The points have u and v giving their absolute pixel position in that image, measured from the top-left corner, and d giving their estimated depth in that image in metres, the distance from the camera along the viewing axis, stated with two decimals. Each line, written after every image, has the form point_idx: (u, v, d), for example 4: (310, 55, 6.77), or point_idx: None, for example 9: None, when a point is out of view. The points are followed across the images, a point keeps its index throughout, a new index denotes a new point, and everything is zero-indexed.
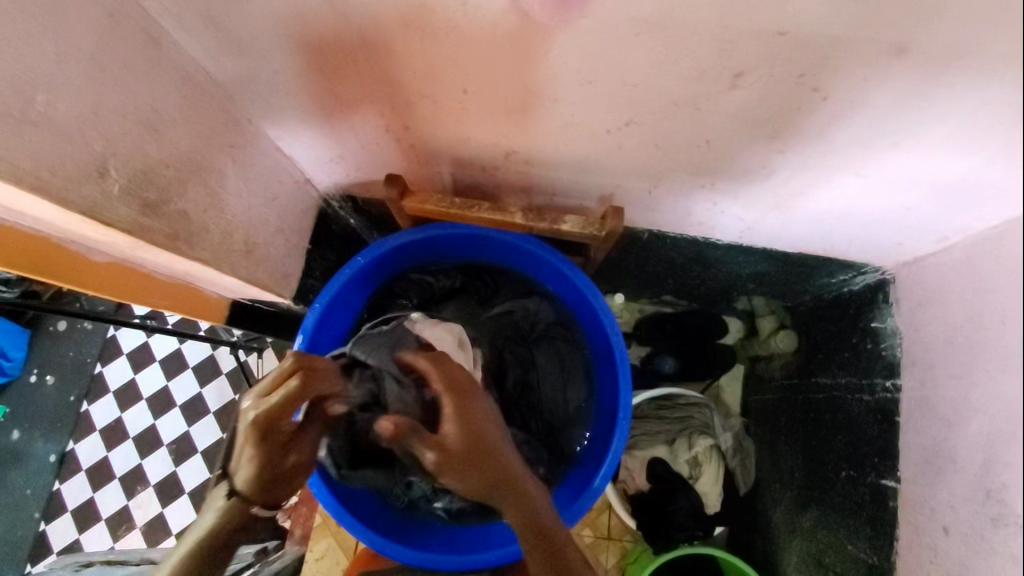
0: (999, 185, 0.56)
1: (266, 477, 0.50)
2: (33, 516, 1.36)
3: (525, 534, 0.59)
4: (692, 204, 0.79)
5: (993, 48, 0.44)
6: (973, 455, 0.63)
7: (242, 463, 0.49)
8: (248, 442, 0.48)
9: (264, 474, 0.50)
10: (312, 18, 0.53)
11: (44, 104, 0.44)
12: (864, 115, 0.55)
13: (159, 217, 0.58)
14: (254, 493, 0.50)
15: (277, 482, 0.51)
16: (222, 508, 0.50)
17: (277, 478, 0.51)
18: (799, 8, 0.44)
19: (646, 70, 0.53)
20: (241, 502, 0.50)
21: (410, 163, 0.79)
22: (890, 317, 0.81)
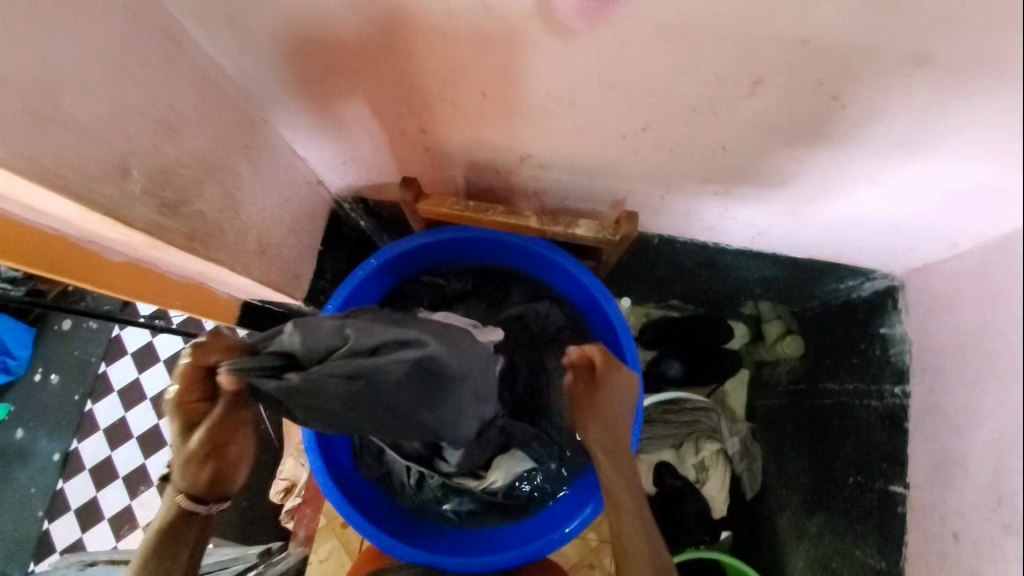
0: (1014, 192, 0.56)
1: (179, 449, 0.62)
2: (36, 515, 1.36)
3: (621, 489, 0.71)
4: (704, 209, 0.79)
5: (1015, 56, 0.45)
6: (984, 463, 0.63)
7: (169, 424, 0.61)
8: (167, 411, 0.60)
9: (178, 451, 0.62)
10: (333, 21, 0.54)
11: (69, 104, 0.44)
12: (880, 122, 0.55)
13: (177, 217, 0.58)
14: (181, 472, 0.63)
15: (186, 459, 0.63)
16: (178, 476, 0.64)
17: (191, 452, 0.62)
18: (820, 16, 0.44)
19: (666, 75, 0.54)
20: (184, 474, 0.63)
21: (423, 166, 0.79)
22: (899, 322, 0.82)
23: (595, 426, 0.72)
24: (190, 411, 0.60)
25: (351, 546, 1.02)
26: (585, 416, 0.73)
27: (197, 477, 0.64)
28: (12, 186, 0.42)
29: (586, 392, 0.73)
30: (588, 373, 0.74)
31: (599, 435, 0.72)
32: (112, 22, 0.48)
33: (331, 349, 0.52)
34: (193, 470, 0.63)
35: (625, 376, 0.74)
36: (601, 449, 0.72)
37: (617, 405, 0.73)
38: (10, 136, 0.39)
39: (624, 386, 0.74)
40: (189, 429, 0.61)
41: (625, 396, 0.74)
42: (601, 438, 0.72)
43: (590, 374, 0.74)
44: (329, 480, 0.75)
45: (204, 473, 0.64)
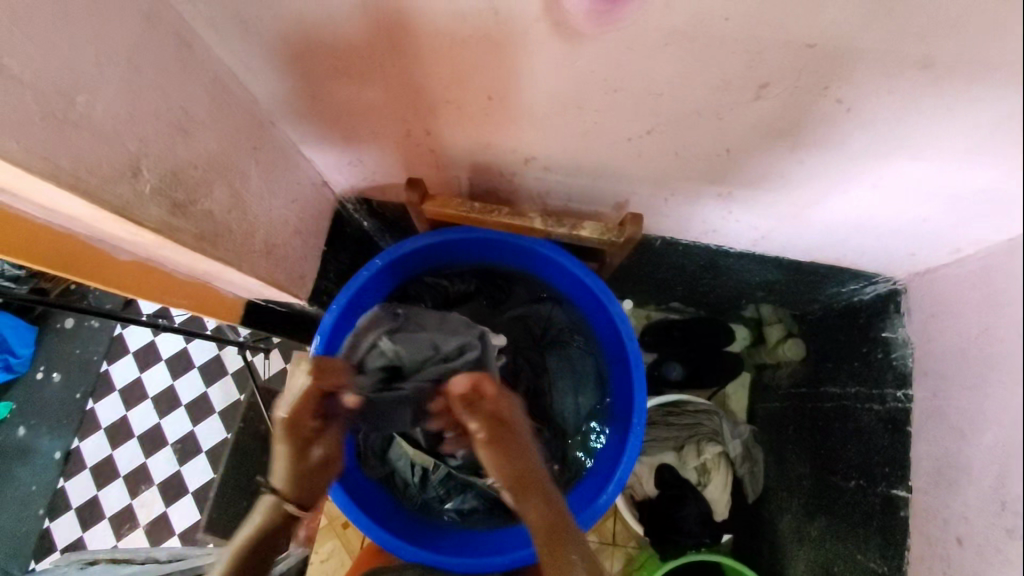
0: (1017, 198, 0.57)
1: (294, 457, 0.65)
2: (37, 513, 1.36)
3: (543, 528, 0.66)
4: (707, 212, 0.80)
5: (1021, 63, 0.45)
6: (988, 467, 0.64)
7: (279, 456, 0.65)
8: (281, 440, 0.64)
9: (290, 460, 0.65)
10: (344, 24, 0.54)
11: (83, 105, 0.45)
12: (884, 128, 0.55)
13: (187, 217, 0.58)
14: (292, 481, 0.65)
15: (302, 466, 0.65)
16: (289, 484, 0.65)
17: (307, 455, 0.65)
18: (828, 21, 0.45)
19: (673, 79, 0.54)
20: (297, 480, 0.65)
21: (429, 167, 0.79)
22: (902, 326, 0.82)
23: (500, 461, 0.68)
24: (306, 420, 0.65)
25: (351, 547, 1.03)
26: (489, 453, 0.68)
27: (308, 490, 0.66)
28: (26, 184, 0.43)
29: (483, 432, 0.67)
30: (476, 407, 0.67)
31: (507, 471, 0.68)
32: (124, 23, 0.49)
33: (419, 354, 0.79)
34: (306, 473, 0.65)
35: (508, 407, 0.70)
36: (518, 485, 0.68)
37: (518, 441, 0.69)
38: (26, 136, 0.40)
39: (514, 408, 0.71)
40: (307, 435, 0.65)
41: (519, 422, 0.70)
42: (511, 473, 0.68)
43: (477, 407, 0.67)
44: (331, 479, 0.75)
45: (315, 476, 0.67)
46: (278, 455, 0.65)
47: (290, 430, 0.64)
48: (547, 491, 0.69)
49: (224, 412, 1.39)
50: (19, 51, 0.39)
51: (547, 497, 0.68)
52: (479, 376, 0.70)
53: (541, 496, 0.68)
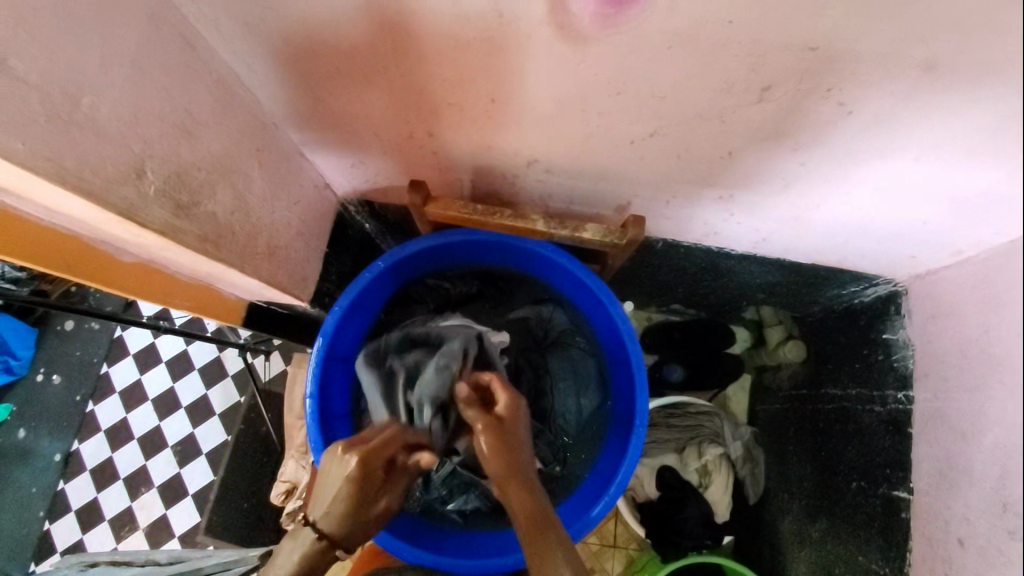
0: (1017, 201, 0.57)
1: (359, 499, 0.57)
2: (37, 515, 1.36)
3: (529, 522, 0.61)
4: (708, 215, 0.80)
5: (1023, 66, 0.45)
6: (990, 468, 0.64)
7: (337, 502, 0.55)
8: (348, 484, 0.56)
9: (353, 501, 0.56)
10: (349, 27, 0.54)
11: (88, 106, 0.45)
12: (886, 131, 0.56)
13: (191, 219, 0.58)
14: (348, 522, 0.56)
15: (361, 509, 0.57)
16: (341, 527, 0.56)
17: (372, 502, 0.58)
18: (830, 25, 0.45)
19: (676, 82, 0.54)
20: (353, 521, 0.56)
21: (431, 169, 0.80)
22: (902, 328, 0.82)
23: (491, 447, 0.65)
24: (376, 463, 0.59)
25: None
26: (484, 440, 0.66)
27: (354, 538, 0.58)
28: (31, 185, 0.43)
29: (481, 420, 0.67)
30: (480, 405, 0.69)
31: (495, 455, 0.65)
32: (130, 26, 0.49)
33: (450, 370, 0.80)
34: (364, 518, 0.57)
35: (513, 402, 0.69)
36: (502, 471, 0.64)
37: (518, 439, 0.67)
38: (31, 137, 0.40)
39: (522, 408, 0.70)
40: (374, 479, 0.58)
41: (520, 420, 0.69)
42: (499, 460, 0.64)
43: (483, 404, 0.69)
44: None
45: (370, 523, 0.59)
46: (337, 492, 0.56)
47: (365, 473, 0.57)
48: (528, 483, 0.64)
49: (224, 414, 1.39)
50: (25, 53, 0.39)
51: (530, 494, 0.63)
52: (488, 375, 0.72)
53: (521, 486, 0.63)
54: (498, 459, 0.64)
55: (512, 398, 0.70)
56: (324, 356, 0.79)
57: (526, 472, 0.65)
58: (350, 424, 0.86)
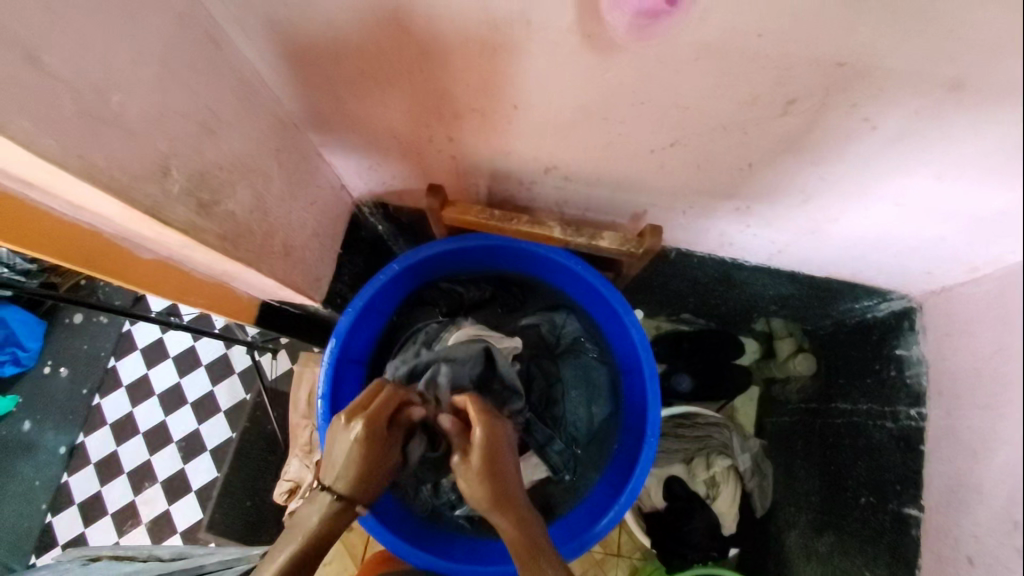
0: None
1: (371, 458, 0.59)
2: (40, 507, 1.36)
3: (517, 549, 0.59)
4: (723, 225, 0.80)
5: None
6: (999, 488, 0.63)
7: (348, 462, 0.58)
8: (359, 445, 0.58)
9: (363, 462, 0.58)
10: (375, 30, 0.54)
11: (116, 104, 0.45)
12: (909, 147, 0.55)
13: (211, 218, 0.59)
14: (362, 483, 0.58)
15: (374, 465, 0.59)
16: (357, 486, 0.58)
17: (382, 460, 0.61)
18: (861, 40, 0.45)
19: (701, 94, 0.54)
20: (366, 481, 0.59)
21: (448, 173, 0.80)
22: (915, 344, 0.82)
23: (471, 483, 0.62)
24: (378, 424, 0.60)
25: (354, 550, 1.02)
26: (463, 477, 0.63)
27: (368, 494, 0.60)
28: (59, 181, 0.43)
29: (458, 456, 0.64)
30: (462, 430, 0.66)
31: (476, 489, 0.61)
32: (159, 25, 0.49)
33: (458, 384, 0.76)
34: (376, 474, 0.60)
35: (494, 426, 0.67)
36: (486, 504, 0.61)
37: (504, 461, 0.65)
38: (62, 134, 0.40)
39: (499, 430, 0.67)
40: (380, 438, 0.60)
41: (501, 442, 0.66)
42: (481, 492, 0.61)
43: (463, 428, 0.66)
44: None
45: (381, 476, 0.61)
46: (349, 454, 0.58)
47: (371, 434, 0.59)
48: (513, 512, 0.61)
49: (230, 411, 1.39)
50: (58, 50, 0.39)
51: (519, 520, 0.61)
52: (462, 400, 0.70)
53: (510, 518, 0.61)
54: (481, 493, 0.61)
55: (486, 423, 0.66)
56: (336, 358, 0.79)
57: (512, 497, 0.62)
58: None
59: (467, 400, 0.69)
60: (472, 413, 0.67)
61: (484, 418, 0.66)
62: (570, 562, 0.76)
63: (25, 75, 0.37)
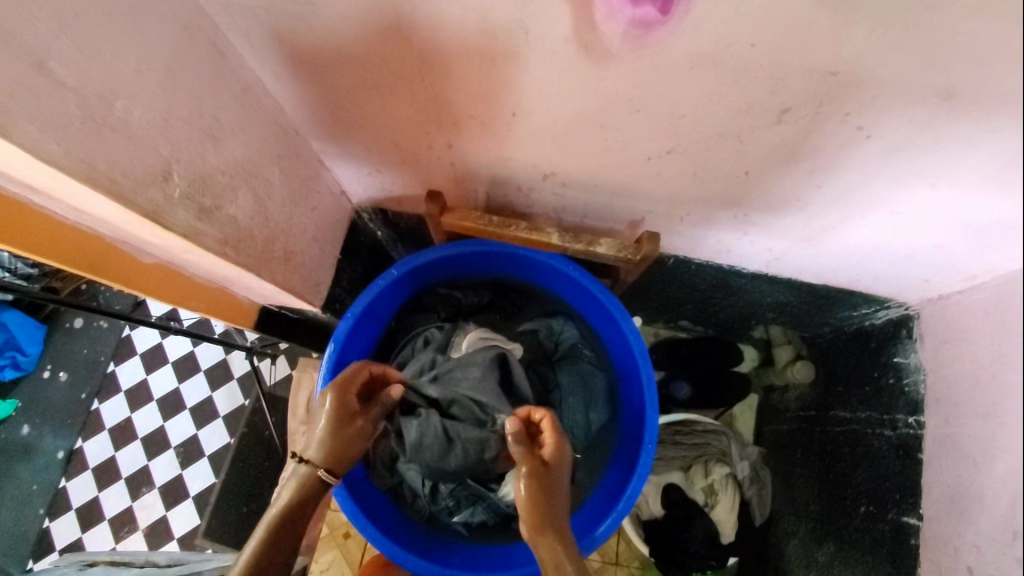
0: None
1: (346, 434, 0.69)
2: (37, 512, 1.35)
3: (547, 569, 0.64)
4: (721, 234, 0.80)
5: None
6: (1000, 497, 0.63)
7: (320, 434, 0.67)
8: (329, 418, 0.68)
9: (333, 433, 0.68)
10: (375, 39, 0.55)
11: (121, 110, 0.46)
12: (905, 156, 0.56)
13: (212, 223, 0.59)
14: (329, 453, 0.67)
15: (344, 442, 0.68)
16: (326, 456, 0.67)
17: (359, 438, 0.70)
18: (854, 50, 0.46)
19: (697, 102, 0.55)
20: (332, 452, 0.67)
21: (447, 180, 0.80)
22: (913, 352, 0.82)
23: (532, 492, 0.65)
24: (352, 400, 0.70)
25: (352, 557, 1.02)
26: (524, 485, 0.66)
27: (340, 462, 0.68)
28: (64, 185, 0.44)
29: (527, 465, 0.67)
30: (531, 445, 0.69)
31: (533, 500, 0.65)
32: (165, 33, 0.50)
33: (479, 390, 0.79)
34: (347, 451, 0.68)
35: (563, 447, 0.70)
36: (535, 518, 0.65)
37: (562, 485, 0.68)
38: (66, 139, 0.41)
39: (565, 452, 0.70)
40: (352, 417, 0.69)
41: (565, 463, 0.69)
42: (536, 505, 0.65)
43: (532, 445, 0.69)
44: (341, 489, 0.73)
45: (350, 451, 0.69)
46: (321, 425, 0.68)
47: (345, 411, 0.69)
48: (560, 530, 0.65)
49: (230, 416, 1.39)
50: (65, 56, 0.40)
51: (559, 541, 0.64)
52: (540, 414, 0.71)
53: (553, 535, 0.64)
54: (535, 505, 0.65)
55: (558, 444, 0.69)
56: (335, 363, 0.79)
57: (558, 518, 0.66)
58: None
59: (545, 417, 0.70)
60: (550, 432, 0.69)
61: (556, 440, 0.69)
62: (589, 558, 0.76)
63: (30, 81, 0.38)
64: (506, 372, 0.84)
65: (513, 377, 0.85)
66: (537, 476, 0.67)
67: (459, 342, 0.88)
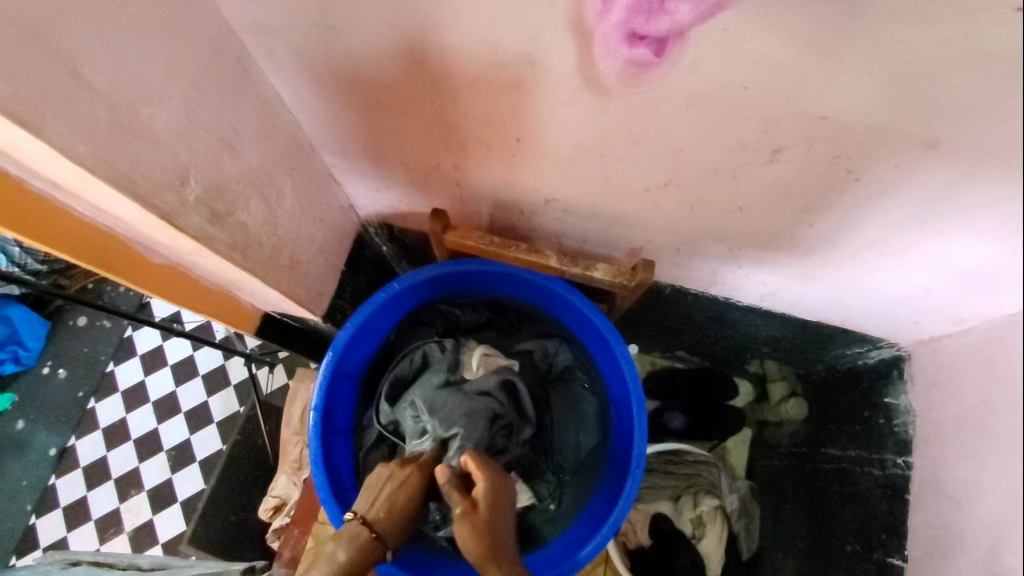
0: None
1: (400, 501, 0.70)
2: (24, 508, 1.36)
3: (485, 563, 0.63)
4: (717, 267, 0.82)
5: None
6: (981, 540, 0.64)
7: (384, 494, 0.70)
8: (396, 483, 0.71)
9: (400, 500, 0.70)
10: (389, 61, 0.58)
11: (145, 116, 0.49)
12: (895, 201, 0.58)
13: (223, 228, 0.62)
14: (393, 520, 0.68)
15: (401, 509, 0.70)
16: (387, 517, 0.68)
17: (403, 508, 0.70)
18: (838, 98, 0.48)
19: (691, 139, 0.58)
20: (394, 517, 0.69)
21: (453, 200, 0.83)
22: (904, 393, 0.83)
23: (471, 530, 0.64)
24: (415, 478, 0.72)
25: None
26: (466, 528, 0.64)
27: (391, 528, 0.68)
28: (87, 185, 0.47)
29: (462, 505, 0.66)
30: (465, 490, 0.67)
31: (475, 538, 0.64)
32: (193, 47, 0.53)
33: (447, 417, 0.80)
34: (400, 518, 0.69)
35: (495, 482, 0.69)
36: (480, 558, 0.64)
37: (502, 520, 0.67)
38: (93, 140, 0.44)
39: (502, 486, 0.70)
40: (411, 489, 0.71)
41: (500, 494, 0.69)
42: (482, 541, 0.64)
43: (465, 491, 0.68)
44: (322, 479, 0.76)
45: (404, 524, 0.70)
46: (388, 486, 0.71)
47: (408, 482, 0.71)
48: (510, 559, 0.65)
49: (224, 423, 1.39)
50: (98, 65, 0.43)
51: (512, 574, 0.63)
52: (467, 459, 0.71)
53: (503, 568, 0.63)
54: (478, 543, 0.64)
55: (489, 480, 0.68)
56: (332, 371, 0.81)
57: (506, 546, 0.66)
58: (350, 441, 0.88)
59: (471, 459, 0.70)
60: (479, 473, 0.69)
61: (486, 474, 0.69)
62: None
63: (64, 85, 0.41)
64: (513, 396, 0.88)
65: (520, 399, 0.88)
66: (473, 515, 0.65)
67: (466, 360, 0.89)
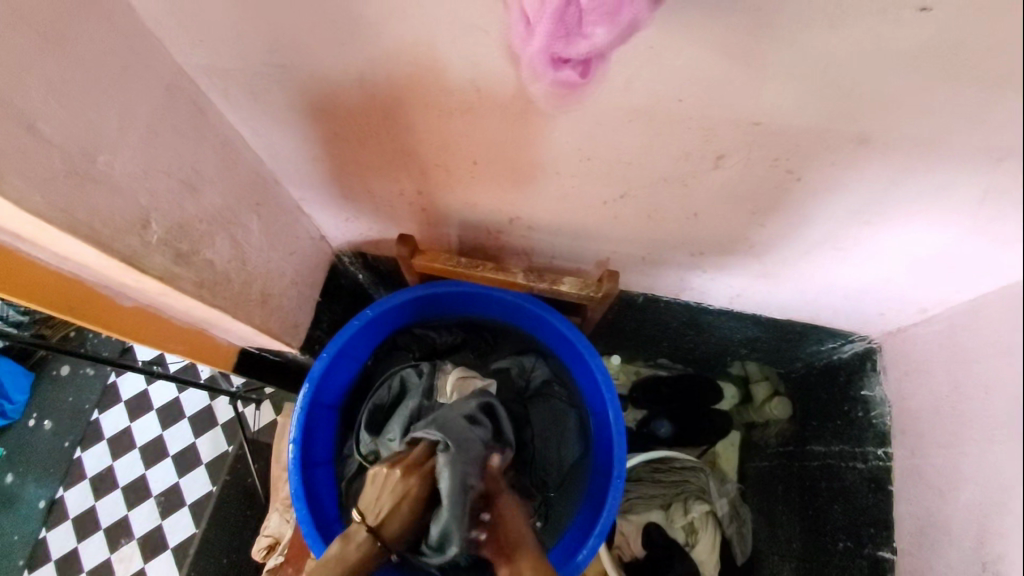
0: (978, 264, 0.59)
1: (398, 505, 0.69)
2: (17, 563, 1.33)
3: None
4: (682, 273, 0.84)
5: (961, 143, 0.48)
6: (966, 526, 0.64)
7: (383, 503, 0.69)
8: (393, 490, 0.69)
9: (399, 506, 0.69)
10: (342, 93, 0.60)
11: (103, 164, 0.50)
12: (839, 197, 0.60)
13: (189, 267, 0.63)
14: (396, 526, 0.69)
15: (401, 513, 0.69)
16: (386, 523, 0.68)
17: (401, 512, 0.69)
18: (769, 105, 0.51)
19: (638, 151, 0.60)
20: (398, 524, 0.69)
21: (421, 224, 0.84)
22: (879, 385, 0.84)
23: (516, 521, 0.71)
24: (413, 483, 0.70)
25: None
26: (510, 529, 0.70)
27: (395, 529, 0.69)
28: (47, 235, 0.48)
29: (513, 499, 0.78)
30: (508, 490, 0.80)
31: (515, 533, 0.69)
32: (149, 95, 0.55)
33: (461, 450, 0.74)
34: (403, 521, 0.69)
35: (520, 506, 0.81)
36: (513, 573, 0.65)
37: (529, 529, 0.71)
38: (50, 191, 0.45)
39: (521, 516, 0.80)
40: (410, 492, 0.69)
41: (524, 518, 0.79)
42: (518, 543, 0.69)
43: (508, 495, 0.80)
44: (303, 512, 0.76)
45: (410, 525, 0.71)
46: (386, 494, 0.69)
47: (406, 486, 0.69)
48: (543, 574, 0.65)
49: (211, 465, 1.38)
50: (53, 119, 0.45)
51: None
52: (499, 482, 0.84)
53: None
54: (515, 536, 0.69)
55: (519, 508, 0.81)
56: (309, 402, 0.81)
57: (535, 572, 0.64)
58: (332, 471, 0.88)
59: None
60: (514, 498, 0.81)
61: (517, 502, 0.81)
62: None
63: (17, 139, 0.42)
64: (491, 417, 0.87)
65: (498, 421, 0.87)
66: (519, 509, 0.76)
67: (441, 384, 0.90)
